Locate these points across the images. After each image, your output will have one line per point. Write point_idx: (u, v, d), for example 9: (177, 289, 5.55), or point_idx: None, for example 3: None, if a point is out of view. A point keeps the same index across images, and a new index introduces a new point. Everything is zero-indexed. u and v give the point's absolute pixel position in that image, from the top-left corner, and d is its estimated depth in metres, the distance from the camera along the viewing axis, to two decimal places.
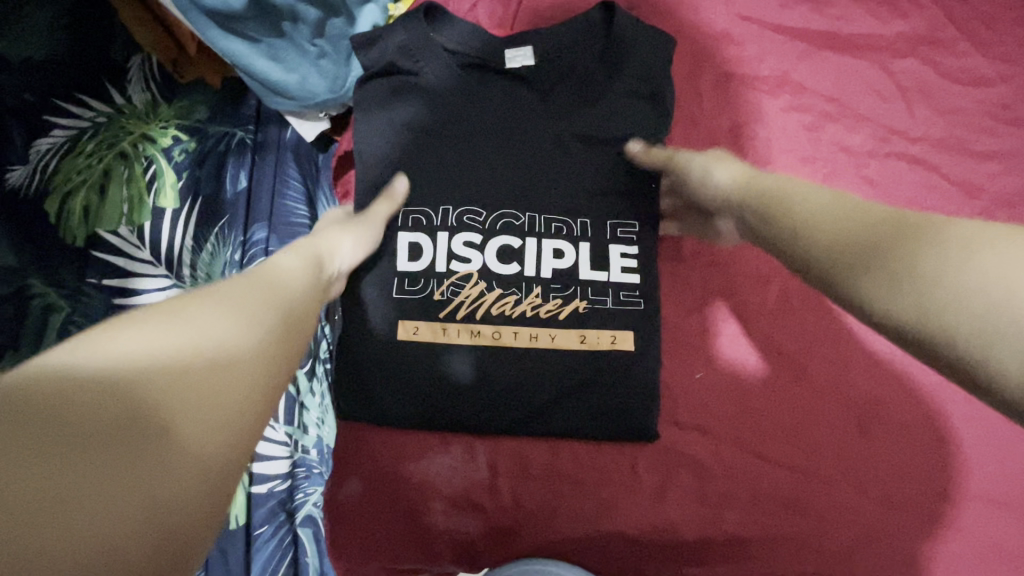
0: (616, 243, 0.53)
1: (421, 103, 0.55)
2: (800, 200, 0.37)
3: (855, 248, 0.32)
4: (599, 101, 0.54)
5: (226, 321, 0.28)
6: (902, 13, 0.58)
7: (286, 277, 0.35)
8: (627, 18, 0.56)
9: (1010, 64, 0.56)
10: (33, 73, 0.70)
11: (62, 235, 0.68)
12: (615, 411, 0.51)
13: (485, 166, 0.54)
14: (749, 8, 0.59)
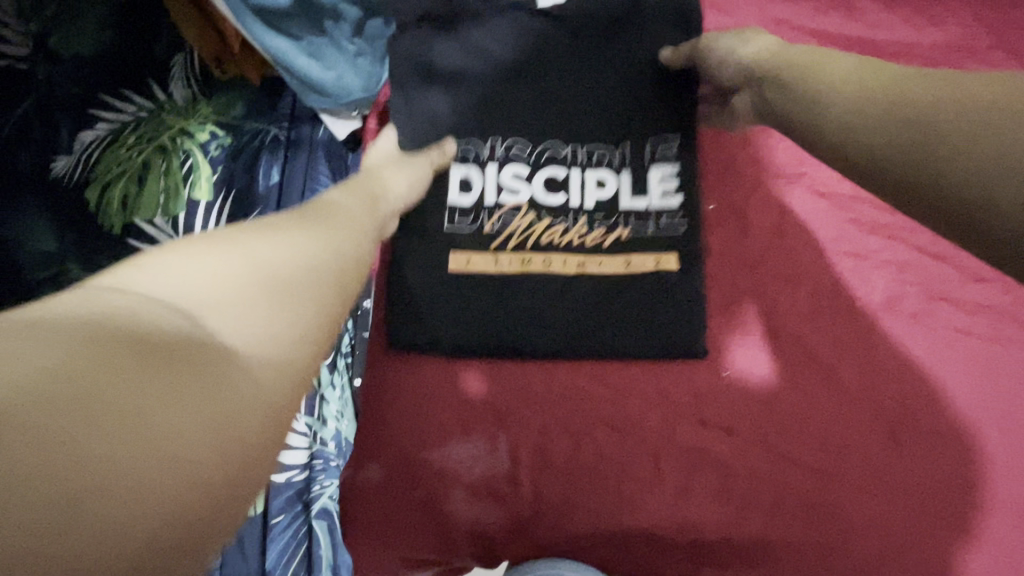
0: (655, 168, 0.55)
1: (467, 53, 0.57)
2: (834, 78, 0.38)
3: (867, 100, 0.34)
4: (633, 31, 0.56)
5: (293, 245, 0.29)
6: (936, 22, 0.58)
7: (350, 215, 0.36)
8: (661, 13, 0.57)
9: None
10: (82, 68, 0.72)
11: (98, 223, 0.71)
12: (661, 328, 0.53)
13: (535, 105, 0.57)
14: (782, 13, 0.59)
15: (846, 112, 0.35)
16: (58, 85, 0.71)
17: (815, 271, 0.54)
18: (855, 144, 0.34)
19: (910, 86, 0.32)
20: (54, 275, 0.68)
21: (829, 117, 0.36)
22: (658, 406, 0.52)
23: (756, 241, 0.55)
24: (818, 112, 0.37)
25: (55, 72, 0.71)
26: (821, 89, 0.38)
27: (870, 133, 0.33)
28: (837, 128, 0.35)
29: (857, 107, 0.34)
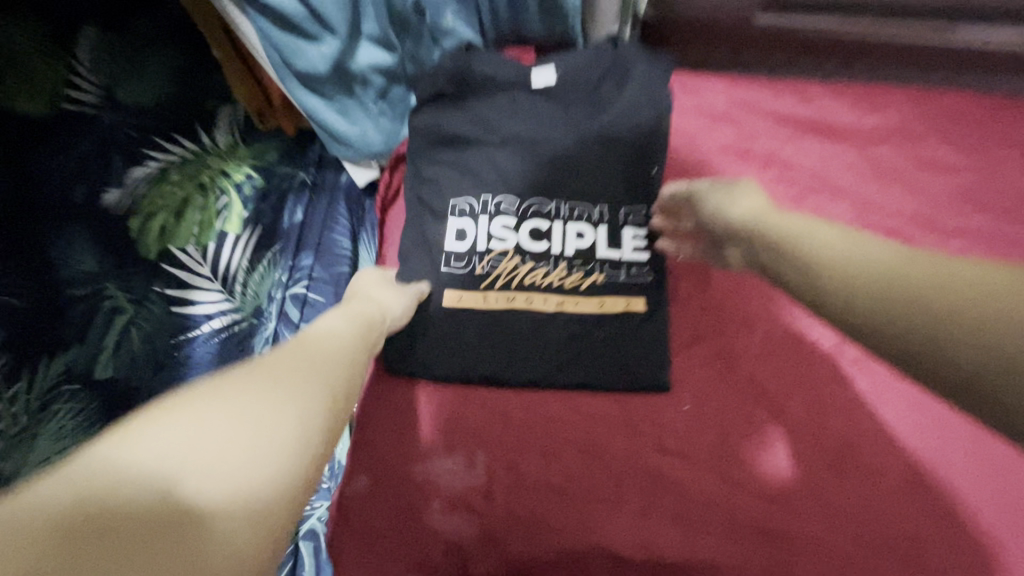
0: (627, 227, 0.64)
1: (473, 122, 0.69)
2: (807, 240, 0.38)
3: (843, 263, 0.34)
4: (610, 110, 0.67)
5: (274, 394, 0.34)
6: (880, 108, 0.67)
7: (332, 350, 0.41)
8: (635, 92, 0.66)
9: (980, 155, 0.63)
10: (143, 115, 0.85)
11: (138, 249, 0.81)
12: (628, 363, 0.59)
13: (528, 166, 0.66)
14: (745, 95, 0.69)
15: (831, 268, 0.35)
16: (120, 126, 0.84)
17: (769, 320, 0.61)
18: (843, 312, 0.33)
19: (891, 257, 0.32)
20: (90, 295, 0.76)
21: (814, 275, 0.36)
22: (624, 432, 0.58)
23: (718, 290, 0.63)
24: (803, 267, 0.37)
25: (120, 116, 0.83)
26: (800, 253, 0.38)
27: (878, 301, 0.31)
28: (828, 283, 0.34)
29: (838, 268, 0.34)
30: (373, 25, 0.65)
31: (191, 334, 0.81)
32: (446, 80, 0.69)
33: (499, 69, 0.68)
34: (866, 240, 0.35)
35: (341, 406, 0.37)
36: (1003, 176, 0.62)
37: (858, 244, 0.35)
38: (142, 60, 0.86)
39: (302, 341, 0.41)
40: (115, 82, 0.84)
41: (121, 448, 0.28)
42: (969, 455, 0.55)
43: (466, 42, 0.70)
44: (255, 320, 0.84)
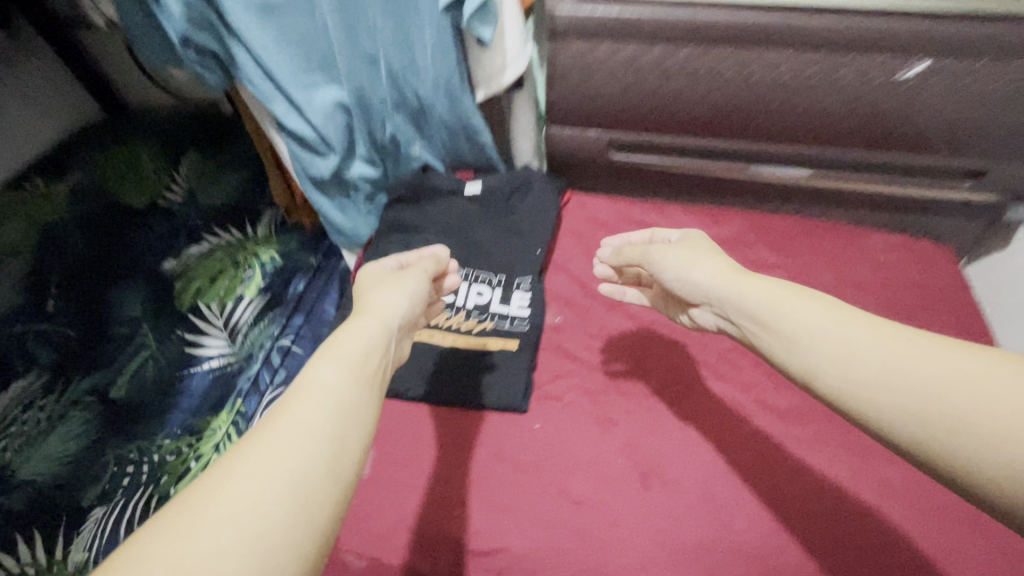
0: (516, 290, 0.84)
1: (418, 217, 0.95)
2: (795, 322, 0.47)
3: (841, 356, 0.42)
4: (517, 212, 0.92)
5: (224, 534, 0.33)
6: (719, 221, 0.88)
7: (303, 433, 0.39)
8: (535, 200, 0.92)
9: (791, 258, 0.82)
10: (210, 213, 1.27)
11: (176, 300, 1.14)
12: (496, 388, 0.75)
13: (452, 247, 0.91)
14: (621, 209, 0.93)
15: (832, 357, 0.43)
16: (193, 220, 1.26)
17: (614, 366, 0.77)
18: (860, 404, 0.40)
19: (888, 353, 0.40)
20: (124, 334, 1.07)
21: (811, 356, 0.44)
22: (485, 442, 0.72)
23: (579, 342, 0.80)
24: (794, 346, 0.46)
25: (196, 214, 1.26)
26: (784, 328, 0.47)
27: (890, 401, 0.39)
28: (825, 366, 0.43)
29: (832, 359, 0.43)
30: (364, 151, 0.95)
31: (193, 368, 1.07)
32: (407, 188, 0.97)
33: (444, 181, 0.95)
34: (863, 326, 0.43)
35: (312, 506, 0.36)
36: (811, 275, 0.80)
37: (847, 329, 0.43)
38: (222, 181, 1.33)
39: (272, 426, 0.39)
40: (195, 191, 1.30)
41: None
42: (762, 480, 0.65)
43: (428, 164, 0.99)
44: (245, 361, 1.10)
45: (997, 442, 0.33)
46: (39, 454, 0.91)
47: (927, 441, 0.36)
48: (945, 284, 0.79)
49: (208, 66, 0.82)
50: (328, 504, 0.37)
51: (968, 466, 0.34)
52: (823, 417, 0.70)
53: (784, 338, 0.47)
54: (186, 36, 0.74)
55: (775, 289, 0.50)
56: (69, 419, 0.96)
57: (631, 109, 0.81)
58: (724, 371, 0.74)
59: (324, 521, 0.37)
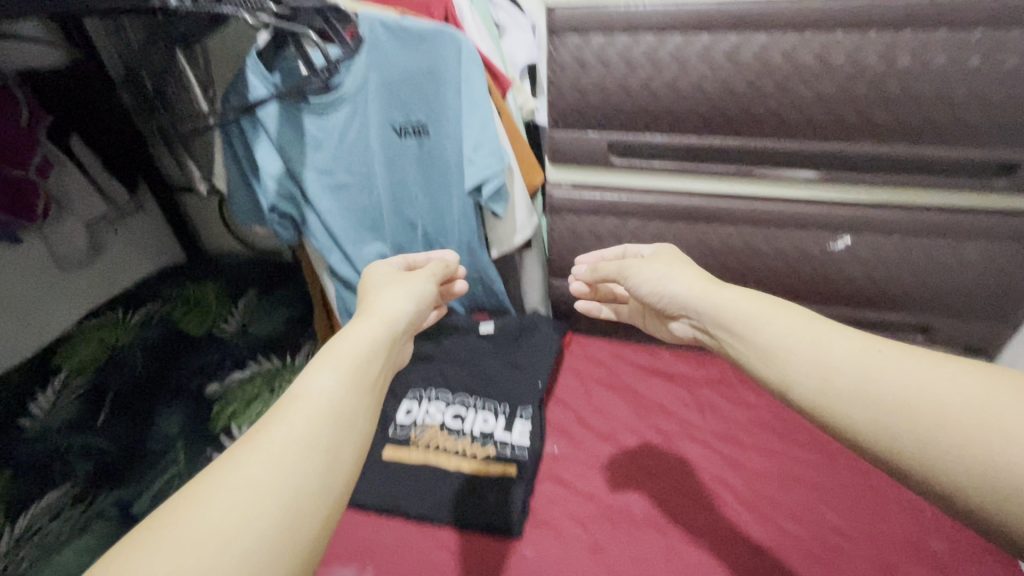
0: (519, 418, 0.93)
1: (436, 347, 1.08)
2: (768, 321, 0.54)
3: (818, 368, 0.47)
4: (524, 350, 1.05)
5: (218, 538, 0.35)
6: (704, 365, 1.00)
7: (301, 441, 0.42)
8: (540, 341, 1.06)
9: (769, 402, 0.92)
10: (256, 342, 1.44)
11: (210, 423, 1.23)
12: (492, 511, 0.79)
13: (464, 375, 1.02)
14: (618, 350, 1.06)
15: (809, 371, 0.47)
16: (240, 349, 1.42)
17: (605, 495, 0.81)
18: (839, 416, 0.44)
19: (861, 362, 0.45)
20: (158, 451, 1.17)
21: (789, 367, 0.49)
22: (478, 565, 0.74)
23: (574, 470, 0.86)
24: (766, 353, 0.52)
25: (244, 344, 1.43)
26: (756, 332, 0.55)
27: (870, 412, 0.42)
28: (805, 377, 0.48)
29: (811, 371, 0.47)
30: None
31: None
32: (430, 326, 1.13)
33: (464, 321, 1.12)
34: (839, 337, 0.49)
35: (304, 523, 0.38)
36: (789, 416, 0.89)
37: (825, 341, 0.49)
38: (272, 317, 1.53)
39: (267, 433, 0.42)
40: (248, 324, 1.49)
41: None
42: None
43: (451, 306, 1.17)
44: None
45: (985, 446, 0.35)
46: (53, 567, 0.95)
47: (919, 453, 0.38)
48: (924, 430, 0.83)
49: (287, 228, 1.06)
50: (319, 515, 0.40)
51: (949, 472, 0.36)
52: (810, 556, 0.71)
53: (749, 325, 0.56)
54: (273, 206, 0.99)
55: (735, 292, 0.61)
56: (88, 531, 1.01)
57: None
58: (711, 504, 0.78)
59: (316, 530, 0.39)
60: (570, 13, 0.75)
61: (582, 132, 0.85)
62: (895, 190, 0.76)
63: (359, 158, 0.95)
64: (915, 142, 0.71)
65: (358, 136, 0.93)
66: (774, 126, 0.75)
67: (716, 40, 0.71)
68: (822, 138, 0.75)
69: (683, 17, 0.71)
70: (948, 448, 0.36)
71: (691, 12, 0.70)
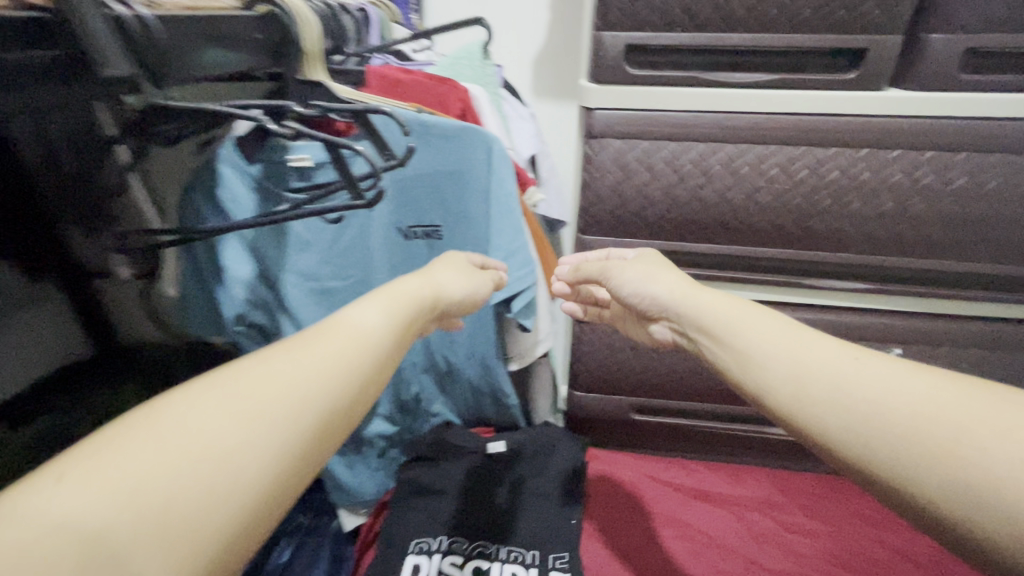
0: (554, 570, 0.78)
1: (437, 477, 0.91)
2: (747, 314, 0.50)
3: (793, 372, 0.42)
4: (543, 475, 0.92)
5: (242, 423, 0.30)
6: (748, 482, 0.96)
7: (339, 357, 0.37)
8: (560, 464, 0.93)
9: (829, 524, 0.86)
10: None
11: None
12: None
13: (477, 513, 0.86)
14: (651, 469, 0.98)
15: (783, 373, 0.43)
16: None
17: None
18: (824, 434, 0.38)
19: (840, 375, 0.39)
20: None
21: (761, 373, 0.44)
22: None
23: None
24: (742, 355, 0.47)
25: None
26: (732, 334, 0.49)
27: (863, 432, 0.36)
28: (779, 383, 0.43)
29: (785, 375, 0.42)
30: (386, 409, 0.96)
31: None
32: (426, 446, 0.95)
33: (467, 439, 0.96)
34: (828, 341, 0.44)
35: (331, 432, 0.35)
36: (856, 542, 0.82)
37: (810, 341, 0.44)
38: None
39: (307, 342, 0.37)
40: None
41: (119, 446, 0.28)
42: None
43: (449, 421, 1.01)
44: None
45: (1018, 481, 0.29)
46: None
47: (924, 479, 0.32)
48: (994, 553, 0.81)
49: (253, 338, 0.87)
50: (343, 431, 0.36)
51: (961, 505, 0.30)
52: None
53: (732, 320, 0.50)
54: (241, 315, 0.82)
55: (712, 296, 0.54)
56: None
57: (649, 377, 0.92)
58: None
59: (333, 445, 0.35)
60: (608, 117, 0.70)
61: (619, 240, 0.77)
62: (944, 303, 0.73)
63: (355, 260, 0.81)
64: (973, 262, 0.69)
65: (357, 239, 0.80)
66: (830, 241, 0.71)
67: (771, 153, 0.68)
68: (874, 254, 0.71)
69: (739, 130, 0.68)
70: (954, 475, 0.31)
71: (747, 126, 0.67)
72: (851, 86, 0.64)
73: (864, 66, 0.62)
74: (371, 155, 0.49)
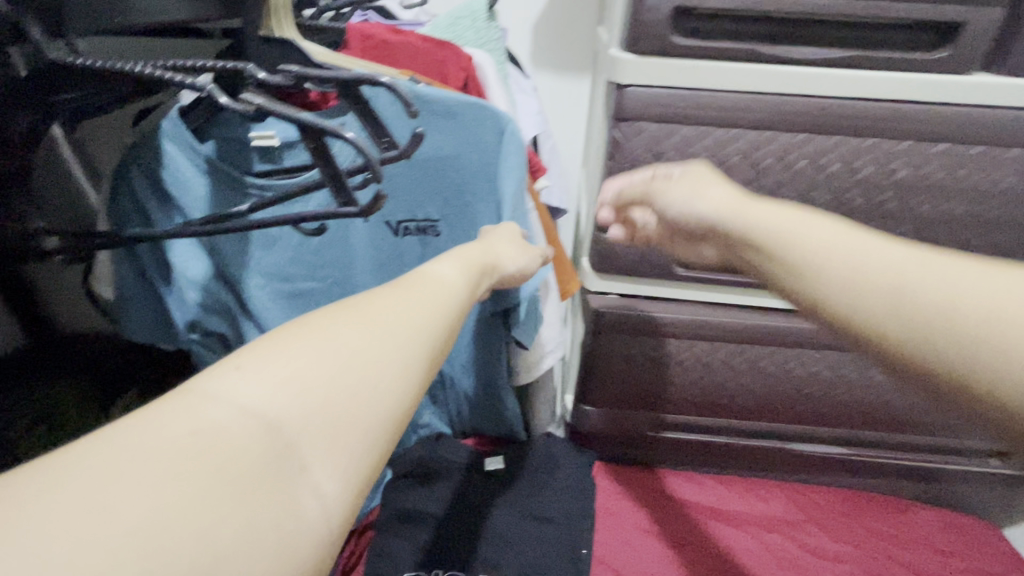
0: None
1: (429, 498, 0.80)
2: (806, 218, 0.37)
3: (878, 283, 0.30)
4: (547, 494, 0.82)
5: (381, 332, 0.28)
6: (762, 496, 0.89)
7: (443, 291, 0.35)
8: (566, 483, 0.84)
9: (849, 545, 0.81)
10: None
11: None
12: None
13: (475, 542, 0.76)
14: (659, 485, 0.91)
15: (852, 290, 0.31)
16: None
17: None
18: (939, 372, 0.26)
19: (908, 279, 0.29)
20: None
21: (824, 290, 0.32)
22: None
23: None
24: (794, 273, 0.35)
25: None
26: (780, 246, 0.37)
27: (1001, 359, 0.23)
28: (854, 300, 0.31)
29: (865, 288, 0.30)
30: None
31: None
32: (413, 463, 0.83)
33: (460, 454, 0.85)
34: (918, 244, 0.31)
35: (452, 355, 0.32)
36: (876, 567, 0.78)
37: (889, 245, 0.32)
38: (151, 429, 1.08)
39: (413, 278, 0.35)
40: None
41: (277, 344, 0.26)
42: None
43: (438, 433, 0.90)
44: None
45: None
46: None
47: None
48: (1001, 569, 0.81)
49: (210, 347, 0.73)
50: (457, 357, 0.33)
51: None
52: None
53: (780, 232, 0.37)
54: (194, 321, 0.69)
55: (774, 205, 0.41)
56: None
57: (667, 391, 0.83)
58: None
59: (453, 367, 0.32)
60: (643, 95, 0.58)
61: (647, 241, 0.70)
62: None
63: (331, 258, 0.68)
64: None
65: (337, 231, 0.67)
66: None
67: (833, 144, 0.59)
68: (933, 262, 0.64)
69: (799, 115, 0.57)
70: None
71: (810, 109, 0.57)
72: (937, 68, 0.54)
73: (958, 44, 0.52)
74: (365, 143, 0.36)
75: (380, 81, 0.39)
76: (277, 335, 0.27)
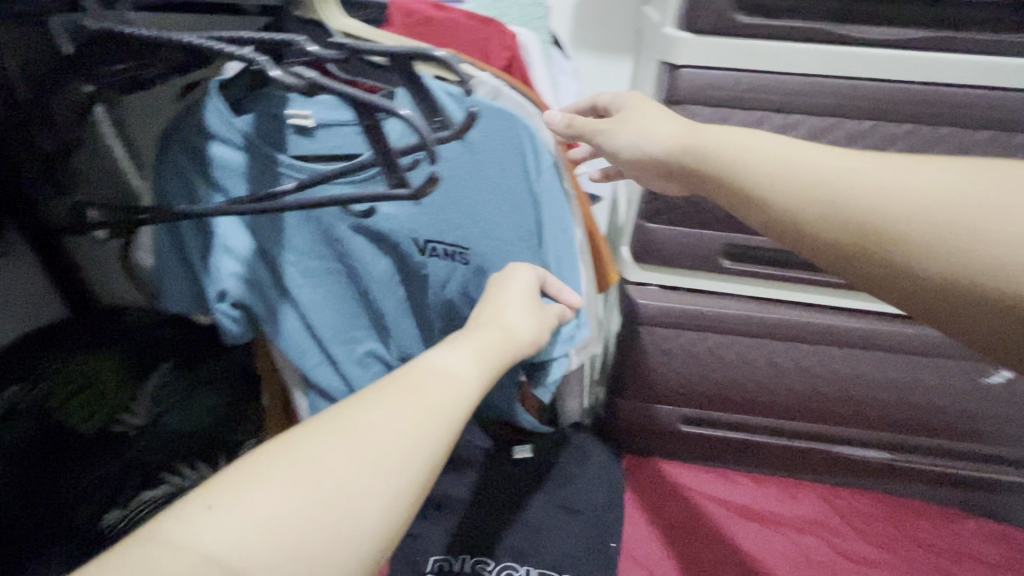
0: None
1: (456, 483, 0.80)
2: (749, 142, 0.45)
3: (809, 188, 0.39)
4: (576, 484, 0.81)
5: (353, 464, 0.30)
6: (796, 498, 0.87)
7: (436, 397, 0.36)
8: (595, 475, 0.83)
9: (888, 551, 0.79)
10: None
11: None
12: None
13: (501, 526, 0.76)
14: (690, 481, 0.89)
15: (790, 192, 0.40)
16: None
17: None
18: (838, 245, 0.38)
19: (827, 180, 0.39)
20: None
21: (767, 192, 0.42)
22: None
23: None
24: (743, 186, 0.43)
25: None
26: (734, 167, 0.44)
27: (878, 233, 0.36)
28: (789, 202, 0.40)
29: (799, 193, 0.40)
30: None
31: None
32: None
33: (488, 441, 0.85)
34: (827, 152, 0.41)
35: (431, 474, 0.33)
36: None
37: (811, 154, 0.41)
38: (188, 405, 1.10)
39: (408, 379, 0.36)
40: None
41: (250, 478, 0.29)
42: None
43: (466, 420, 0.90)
44: None
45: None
46: None
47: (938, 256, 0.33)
48: None
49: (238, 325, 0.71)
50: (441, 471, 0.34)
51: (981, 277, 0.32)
52: None
53: (736, 154, 0.44)
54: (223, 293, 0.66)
55: (740, 135, 0.45)
56: None
57: (702, 386, 0.81)
58: None
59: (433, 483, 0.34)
60: (696, 78, 0.55)
61: (692, 230, 0.68)
62: None
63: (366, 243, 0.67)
64: None
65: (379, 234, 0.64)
66: None
67: (901, 133, 0.55)
68: None
69: (865, 103, 0.54)
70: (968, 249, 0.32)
71: (877, 97, 0.54)
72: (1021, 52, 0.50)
73: None
74: (419, 122, 0.34)
75: (435, 57, 0.37)
76: (253, 465, 0.30)
